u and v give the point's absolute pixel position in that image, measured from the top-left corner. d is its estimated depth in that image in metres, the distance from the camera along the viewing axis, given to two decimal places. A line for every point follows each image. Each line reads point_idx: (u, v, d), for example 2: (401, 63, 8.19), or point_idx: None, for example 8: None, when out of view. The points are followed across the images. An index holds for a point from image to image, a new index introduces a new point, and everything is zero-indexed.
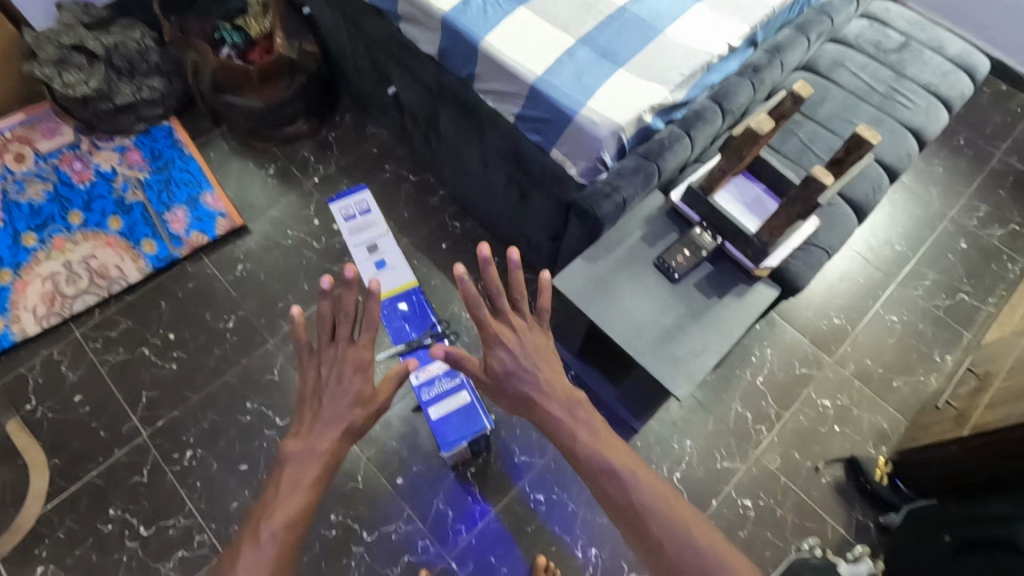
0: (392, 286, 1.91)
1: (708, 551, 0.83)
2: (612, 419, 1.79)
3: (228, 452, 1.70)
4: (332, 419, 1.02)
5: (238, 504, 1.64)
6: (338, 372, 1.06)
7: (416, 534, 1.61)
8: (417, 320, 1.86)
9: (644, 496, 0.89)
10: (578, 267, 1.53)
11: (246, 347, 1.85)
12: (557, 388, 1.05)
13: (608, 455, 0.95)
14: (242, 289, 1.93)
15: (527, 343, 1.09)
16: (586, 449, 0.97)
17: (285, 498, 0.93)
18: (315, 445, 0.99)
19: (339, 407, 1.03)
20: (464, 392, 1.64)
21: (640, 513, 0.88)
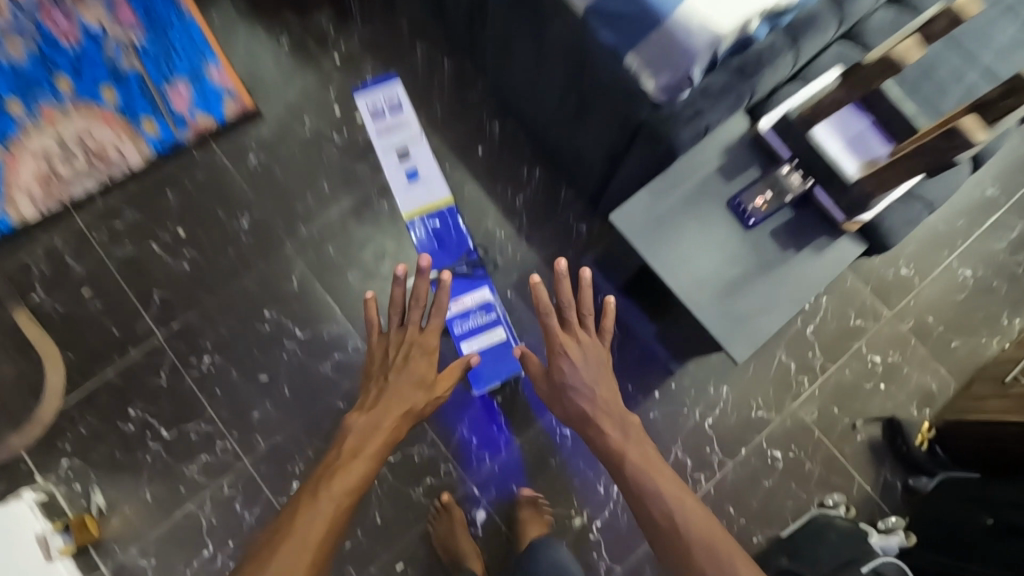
0: (424, 204, 1.73)
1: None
2: (648, 358, 1.70)
3: (246, 360, 1.63)
4: (399, 395, 1.26)
5: (259, 413, 1.60)
6: (404, 358, 1.29)
7: (439, 458, 1.59)
8: (454, 250, 1.70)
9: (702, 539, 1.11)
10: (639, 201, 1.34)
11: (262, 250, 1.71)
12: (608, 408, 1.33)
13: (671, 501, 1.16)
14: (256, 185, 1.74)
15: (588, 361, 1.36)
16: (647, 485, 1.20)
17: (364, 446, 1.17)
18: (382, 416, 1.23)
19: (405, 389, 1.27)
20: (501, 327, 1.64)
21: (685, 499, 1.17)
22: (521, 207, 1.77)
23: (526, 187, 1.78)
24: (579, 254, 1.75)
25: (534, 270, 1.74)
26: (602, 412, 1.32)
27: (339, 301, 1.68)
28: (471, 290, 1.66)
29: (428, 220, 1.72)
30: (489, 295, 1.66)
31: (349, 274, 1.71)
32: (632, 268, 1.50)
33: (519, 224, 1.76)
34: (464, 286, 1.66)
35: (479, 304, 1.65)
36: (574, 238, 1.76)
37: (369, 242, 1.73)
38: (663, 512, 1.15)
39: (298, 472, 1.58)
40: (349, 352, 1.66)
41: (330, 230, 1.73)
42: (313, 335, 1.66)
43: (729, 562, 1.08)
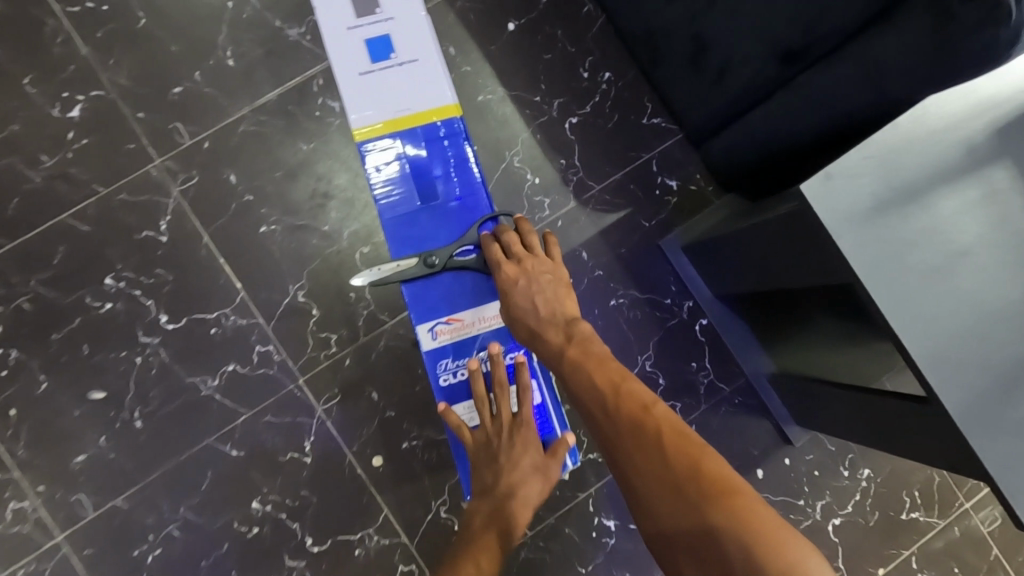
0: (398, 109, 0.90)
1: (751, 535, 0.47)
2: (751, 411, 1.04)
3: (67, 362, 0.92)
4: (521, 475, 0.80)
5: (86, 458, 0.92)
6: (510, 440, 0.81)
7: (397, 554, 0.95)
8: (453, 215, 0.89)
9: (633, 447, 0.57)
10: (864, 162, 0.62)
11: (106, 166, 0.95)
12: (556, 325, 0.76)
13: (603, 390, 0.64)
14: (102, 43, 0.96)
15: (540, 276, 0.79)
16: (573, 359, 0.69)
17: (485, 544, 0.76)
18: (502, 511, 0.78)
19: (534, 464, 0.81)
20: (531, 381, 0.88)
21: (627, 388, 0.63)
22: (572, 137, 1.04)
23: (583, 103, 1.04)
24: (659, 228, 1.04)
25: (583, 248, 1.03)
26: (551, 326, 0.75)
27: (242, 270, 0.96)
28: (482, 302, 0.87)
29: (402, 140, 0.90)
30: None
31: (263, 224, 0.97)
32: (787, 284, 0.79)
33: (564, 167, 1.03)
34: (468, 289, 0.87)
35: (494, 333, 0.88)
36: (656, 200, 1.04)
37: (303, 170, 0.98)
38: (591, 403, 0.64)
39: (149, 563, 0.91)
40: (253, 363, 0.96)
41: (233, 140, 0.97)
42: (191, 328, 0.95)
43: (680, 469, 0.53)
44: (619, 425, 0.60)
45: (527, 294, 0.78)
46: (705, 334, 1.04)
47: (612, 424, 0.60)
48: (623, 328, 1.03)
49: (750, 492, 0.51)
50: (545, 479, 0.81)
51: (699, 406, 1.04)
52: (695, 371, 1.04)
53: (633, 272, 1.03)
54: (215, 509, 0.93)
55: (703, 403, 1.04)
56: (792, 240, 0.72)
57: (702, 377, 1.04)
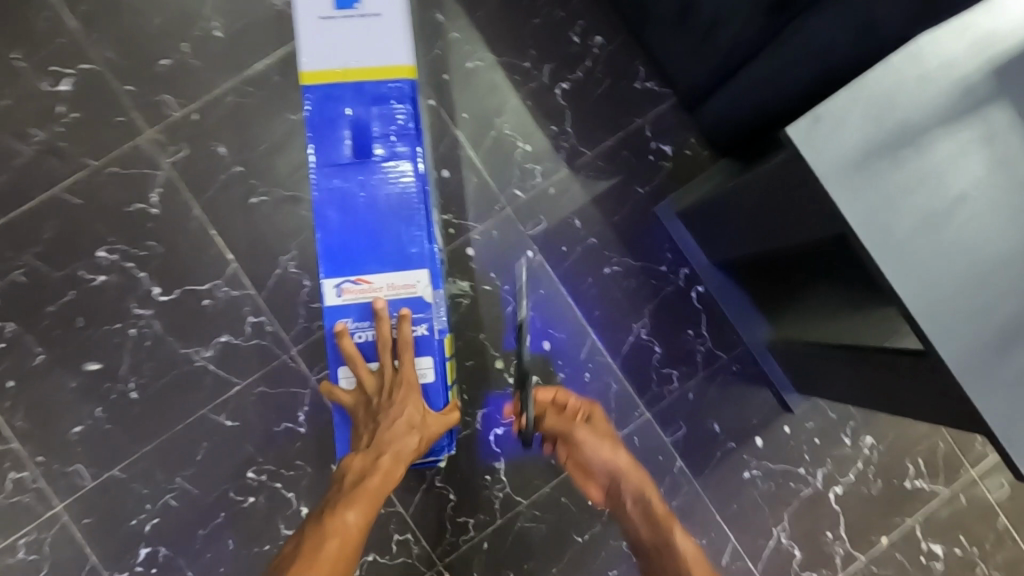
0: (346, 63, 0.71)
1: None
2: (749, 379, 1.02)
3: (62, 335, 0.93)
4: (397, 429, 0.67)
5: (82, 430, 0.92)
6: (389, 396, 0.68)
7: (393, 522, 0.96)
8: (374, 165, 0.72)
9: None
10: (855, 104, 0.59)
11: (96, 139, 0.95)
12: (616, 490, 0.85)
13: (660, 539, 0.80)
14: (89, 18, 0.96)
15: (604, 447, 0.84)
16: (649, 527, 0.81)
17: (359, 495, 0.64)
18: (377, 454, 0.66)
19: (415, 417, 0.68)
20: (431, 360, 0.72)
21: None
22: (563, 103, 1.02)
23: (574, 68, 1.02)
24: (653, 194, 1.03)
25: (576, 215, 1.02)
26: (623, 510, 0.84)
27: (233, 242, 0.96)
28: (393, 271, 0.71)
29: (340, 98, 0.72)
30: (427, 293, 0.71)
31: (253, 195, 0.97)
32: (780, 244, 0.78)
33: (555, 133, 1.02)
34: (378, 254, 0.71)
35: (403, 303, 0.73)
36: (649, 165, 1.02)
37: (291, 140, 0.98)
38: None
39: (147, 533, 0.92)
40: (245, 334, 0.96)
41: (220, 111, 0.97)
42: (183, 299, 0.95)
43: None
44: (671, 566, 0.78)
45: (596, 457, 0.84)
46: (702, 301, 1.02)
47: None
48: (617, 297, 1.01)
49: None
50: (427, 435, 0.68)
51: (696, 375, 1.02)
52: (692, 339, 1.02)
53: (627, 239, 1.02)
54: (210, 479, 0.94)
55: (700, 372, 1.02)
56: (783, 195, 0.70)
57: (699, 345, 1.02)
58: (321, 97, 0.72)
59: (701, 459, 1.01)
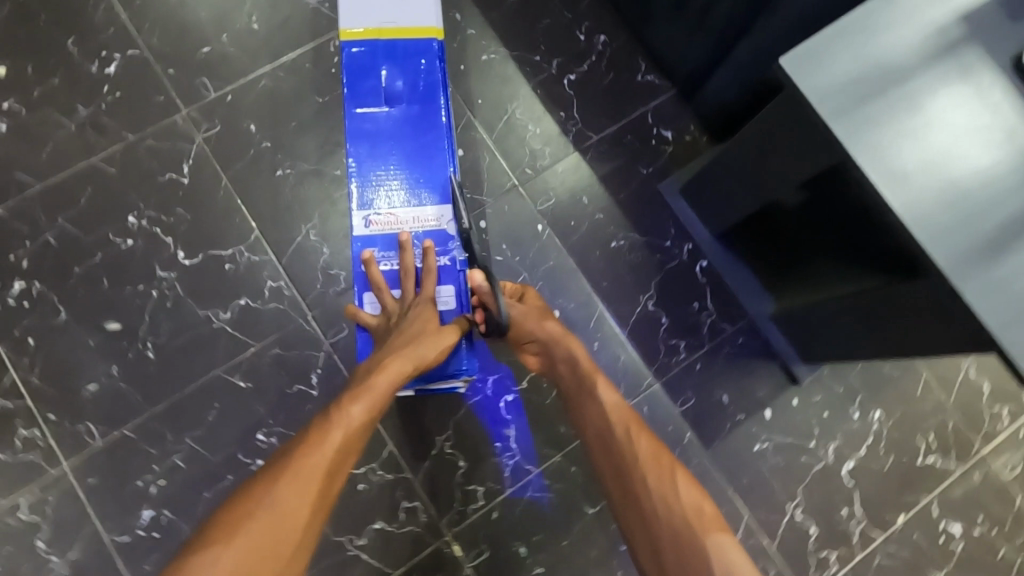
0: (383, 19, 0.99)
1: (672, 500, 0.70)
2: (756, 352, 1.04)
3: (86, 295, 0.96)
4: (410, 337, 0.83)
5: (96, 388, 0.93)
6: (407, 315, 0.88)
7: (400, 489, 0.94)
8: (408, 124, 0.98)
9: (636, 496, 0.72)
10: (840, 41, 0.67)
11: (137, 116, 1.02)
12: (551, 360, 0.87)
13: (587, 401, 0.81)
14: (139, 10, 1.05)
15: (535, 319, 0.88)
16: (579, 394, 0.83)
17: (364, 391, 0.76)
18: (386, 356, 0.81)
19: (426, 329, 0.85)
20: (451, 287, 0.95)
21: (635, 433, 0.77)
22: (570, 92, 1.10)
23: (580, 62, 1.11)
24: (656, 174, 1.09)
25: (584, 194, 1.07)
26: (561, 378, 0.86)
27: (257, 211, 1.01)
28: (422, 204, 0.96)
29: (378, 46, 0.98)
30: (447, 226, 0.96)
31: (279, 169, 1.03)
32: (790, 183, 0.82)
33: (564, 119, 1.09)
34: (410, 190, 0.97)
35: (426, 236, 0.96)
36: (651, 148, 1.09)
37: (317, 120, 1.05)
38: (602, 443, 0.78)
39: (152, 494, 0.91)
40: (264, 298, 0.98)
41: (253, 93, 1.04)
42: (206, 264, 0.98)
43: (667, 518, 0.68)
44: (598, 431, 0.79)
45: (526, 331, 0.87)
46: (705, 275, 1.05)
47: (605, 443, 0.77)
48: (624, 269, 1.05)
49: (677, 474, 0.73)
50: (436, 344, 0.84)
51: (702, 346, 1.04)
52: (697, 311, 1.04)
53: (632, 215, 1.07)
54: (220, 440, 0.93)
55: (707, 343, 1.04)
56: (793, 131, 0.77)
57: (705, 317, 1.04)
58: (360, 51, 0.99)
59: (710, 432, 1.02)
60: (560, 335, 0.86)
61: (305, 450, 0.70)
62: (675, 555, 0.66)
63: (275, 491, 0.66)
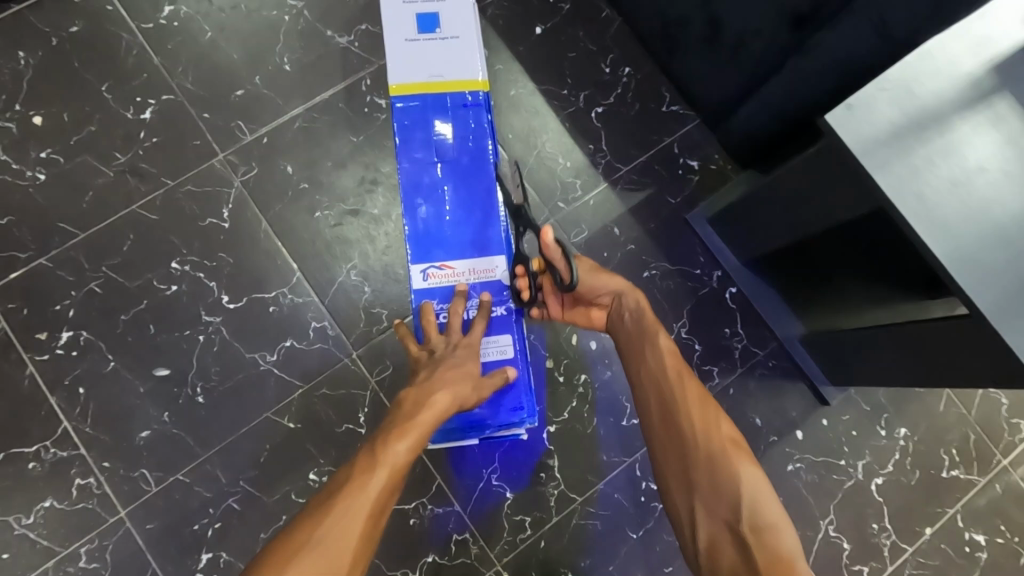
0: (431, 75, 1.02)
1: (713, 432, 0.73)
2: (786, 374, 1.08)
3: (133, 342, 0.97)
4: (453, 378, 0.83)
5: (149, 434, 0.95)
6: (449, 352, 0.88)
7: (451, 522, 0.97)
8: (458, 175, 1.01)
9: (677, 427, 0.75)
10: (879, 96, 0.69)
11: (174, 161, 1.03)
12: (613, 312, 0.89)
13: (641, 338, 0.83)
14: (172, 55, 1.06)
15: (598, 277, 0.89)
16: (633, 333, 0.85)
17: (410, 427, 0.74)
18: (429, 392, 0.80)
19: (467, 371, 0.86)
20: (507, 337, 0.99)
21: (684, 375, 0.79)
22: (598, 125, 1.13)
23: (606, 94, 1.13)
24: (685, 203, 1.12)
25: (616, 224, 1.10)
26: (618, 323, 0.88)
27: (298, 252, 1.02)
28: (474, 256, 1.00)
29: (428, 102, 1.02)
30: (501, 277, 0.99)
31: (317, 210, 1.04)
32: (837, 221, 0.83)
33: (593, 151, 1.12)
34: (461, 242, 1.00)
35: (482, 287, 1.00)
36: (679, 178, 1.12)
37: (352, 159, 1.06)
38: (651, 377, 0.80)
39: (209, 537, 0.93)
40: (309, 339, 1.00)
41: (288, 134, 1.06)
42: (250, 307, 1.00)
43: (705, 448, 0.72)
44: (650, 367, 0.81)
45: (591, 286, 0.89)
46: (735, 301, 1.09)
47: (654, 377, 0.80)
48: (658, 298, 1.08)
49: (719, 413, 0.76)
50: (474, 391, 0.86)
51: (735, 370, 1.07)
52: (729, 337, 1.08)
53: (663, 244, 1.09)
54: (274, 481, 0.96)
55: (739, 368, 1.07)
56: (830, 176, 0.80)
57: (737, 342, 1.08)
58: (406, 105, 1.02)
59: None
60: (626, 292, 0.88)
61: (351, 489, 0.67)
62: (708, 479, 0.71)
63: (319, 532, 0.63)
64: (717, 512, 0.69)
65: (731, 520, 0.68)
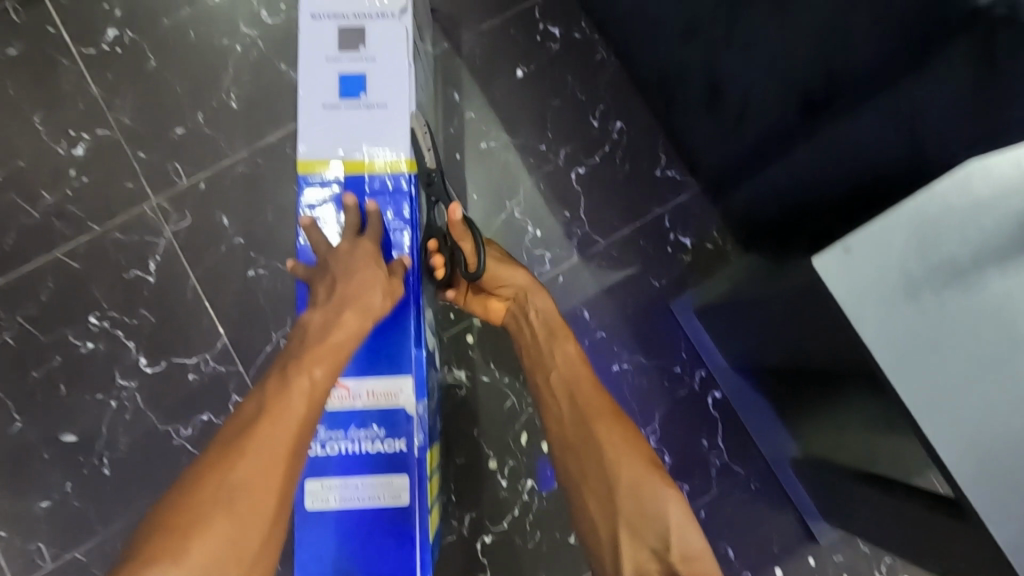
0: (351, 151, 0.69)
1: (633, 458, 0.64)
2: (771, 499, 0.92)
3: (42, 403, 0.90)
4: (356, 279, 0.63)
5: (49, 505, 0.88)
6: (351, 256, 0.65)
7: None
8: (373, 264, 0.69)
9: (596, 450, 0.65)
10: (889, 235, 0.53)
11: (103, 204, 0.94)
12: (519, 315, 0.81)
13: (552, 349, 0.75)
14: (111, 84, 0.97)
15: (503, 266, 0.80)
16: (540, 343, 0.76)
17: (320, 352, 0.58)
18: (338, 306, 0.61)
19: (372, 274, 0.63)
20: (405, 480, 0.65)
21: (596, 387, 0.71)
22: (579, 188, 0.98)
23: (591, 153, 0.98)
24: (671, 288, 0.96)
25: (586, 306, 0.95)
26: (524, 323, 0.80)
27: (227, 315, 0.93)
28: (370, 370, 0.66)
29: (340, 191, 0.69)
30: (404, 401, 0.65)
31: (251, 268, 0.94)
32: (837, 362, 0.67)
33: (569, 219, 0.97)
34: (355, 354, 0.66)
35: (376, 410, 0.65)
36: (667, 257, 0.97)
37: (295, 213, 0.95)
38: (564, 390, 0.71)
39: None
40: (228, 414, 0.91)
41: (229, 181, 0.96)
42: (169, 372, 0.91)
43: (627, 471, 0.63)
44: (563, 383, 0.72)
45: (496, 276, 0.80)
46: (718, 408, 0.94)
47: (565, 395, 0.71)
48: (627, 397, 0.94)
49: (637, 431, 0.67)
50: (388, 290, 0.63)
51: (709, 490, 0.92)
52: (706, 450, 0.93)
53: (639, 335, 0.95)
54: None
55: (715, 487, 0.92)
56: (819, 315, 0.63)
57: (715, 457, 0.93)
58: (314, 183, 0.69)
59: None
60: (535, 287, 0.80)
61: (255, 429, 0.53)
62: (635, 505, 0.61)
63: (215, 497, 0.49)
64: (644, 539, 0.60)
65: (658, 548, 0.59)
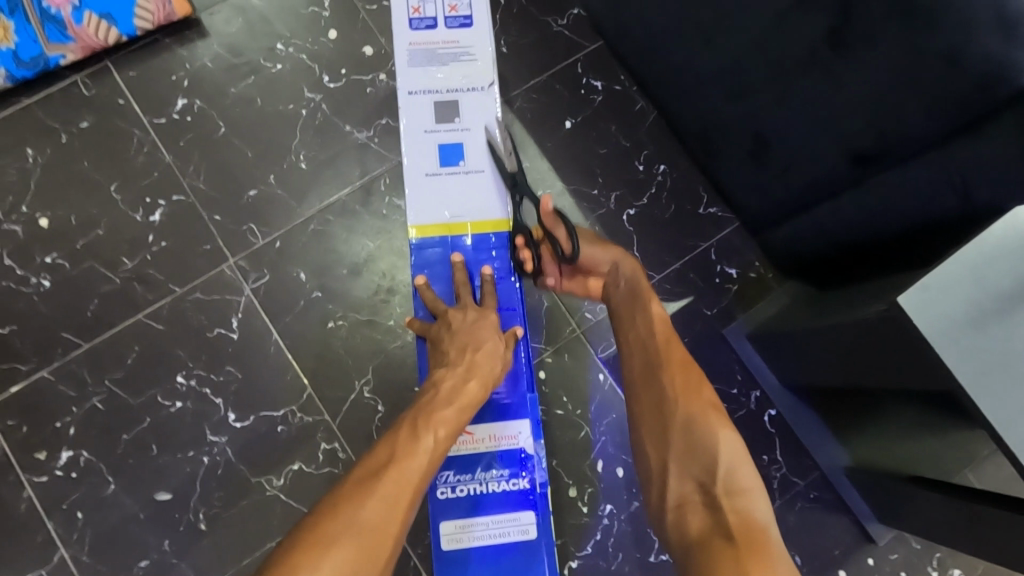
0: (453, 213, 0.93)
1: (692, 404, 0.74)
2: (830, 506, 1.00)
3: (135, 464, 0.92)
4: (478, 349, 0.81)
5: (148, 564, 0.90)
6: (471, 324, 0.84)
7: None
8: None
9: (661, 396, 0.75)
10: (958, 274, 0.61)
11: (183, 267, 0.98)
12: (612, 284, 0.88)
13: (636, 308, 0.83)
14: (184, 152, 1.01)
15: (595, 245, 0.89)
16: (624, 304, 0.85)
17: (440, 417, 0.73)
18: (464, 373, 0.79)
19: (490, 339, 0.83)
20: (531, 514, 0.87)
21: (670, 341, 0.80)
22: (631, 228, 1.05)
23: (639, 196, 1.06)
24: (721, 316, 1.04)
25: None
26: (614, 293, 0.87)
27: (310, 367, 0.97)
28: (496, 420, 0.88)
29: (453, 244, 0.93)
30: (525, 444, 0.88)
31: (330, 320, 0.99)
32: (876, 384, 0.76)
33: None
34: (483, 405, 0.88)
35: (504, 451, 0.87)
36: (716, 287, 1.05)
37: (369, 266, 1.01)
38: (639, 343, 0.81)
39: None
40: (318, 462, 0.94)
41: (303, 238, 1.00)
42: (257, 426, 0.95)
43: (684, 412, 0.73)
44: (643, 336, 0.81)
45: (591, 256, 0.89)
46: (775, 425, 1.01)
47: (642, 348, 0.80)
48: None
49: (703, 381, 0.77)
50: (499, 359, 0.83)
51: (773, 502, 0.99)
52: (767, 465, 1.00)
53: (698, 361, 1.02)
54: None
55: (778, 500, 0.99)
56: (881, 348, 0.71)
57: (775, 471, 1.00)
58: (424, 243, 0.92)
59: None
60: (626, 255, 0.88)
61: (395, 464, 0.67)
62: (685, 441, 0.71)
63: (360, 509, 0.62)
64: (691, 471, 0.70)
65: (704, 480, 0.69)
